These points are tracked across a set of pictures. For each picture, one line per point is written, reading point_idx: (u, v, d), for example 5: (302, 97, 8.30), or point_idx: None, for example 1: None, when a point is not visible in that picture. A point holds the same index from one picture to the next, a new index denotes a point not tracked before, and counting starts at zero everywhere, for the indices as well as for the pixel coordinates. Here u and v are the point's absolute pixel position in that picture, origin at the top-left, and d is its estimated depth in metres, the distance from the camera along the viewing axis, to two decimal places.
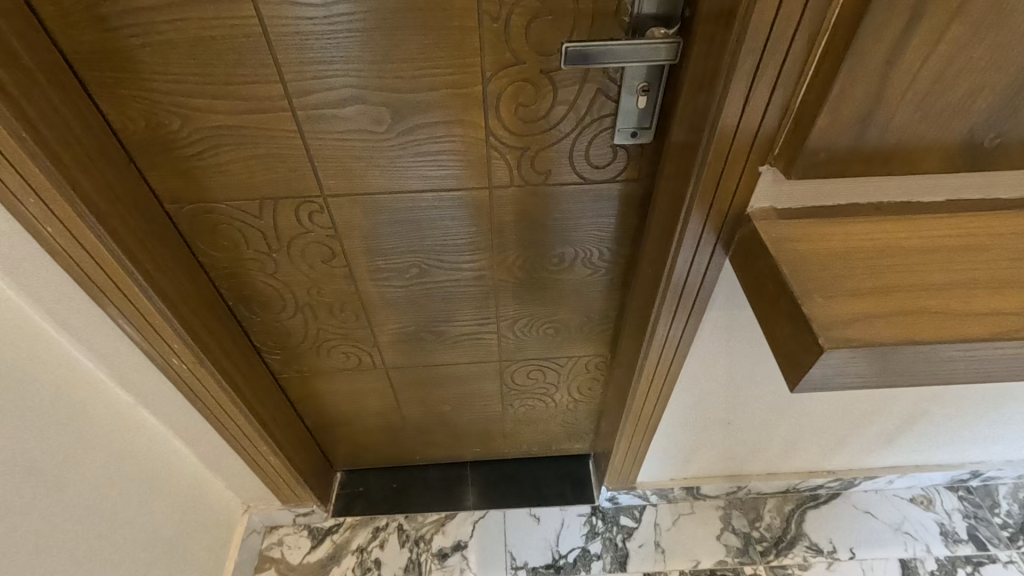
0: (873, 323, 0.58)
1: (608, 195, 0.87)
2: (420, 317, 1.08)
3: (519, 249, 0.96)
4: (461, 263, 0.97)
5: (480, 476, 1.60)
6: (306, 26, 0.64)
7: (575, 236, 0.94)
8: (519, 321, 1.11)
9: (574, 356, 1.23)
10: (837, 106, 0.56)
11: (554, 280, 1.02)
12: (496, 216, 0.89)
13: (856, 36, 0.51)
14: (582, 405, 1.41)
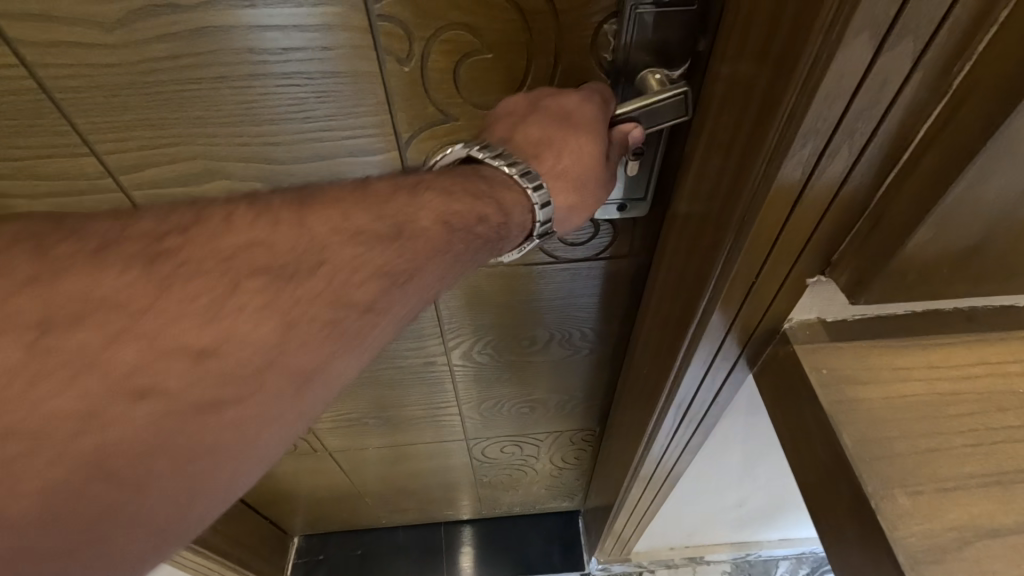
0: (993, 547, 0.37)
1: (590, 274, 0.67)
2: (362, 403, 0.88)
3: (478, 333, 0.75)
4: (402, 350, 0.77)
5: (455, 539, 1.41)
6: (103, 76, 0.42)
7: (548, 318, 0.73)
8: (486, 404, 0.91)
9: (555, 433, 1.03)
10: (951, 216, 0.34)
11: (525, 363, 0.82)
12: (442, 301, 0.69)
13: (1008, 116, 0.29)
14: (569, 471, 1.21)
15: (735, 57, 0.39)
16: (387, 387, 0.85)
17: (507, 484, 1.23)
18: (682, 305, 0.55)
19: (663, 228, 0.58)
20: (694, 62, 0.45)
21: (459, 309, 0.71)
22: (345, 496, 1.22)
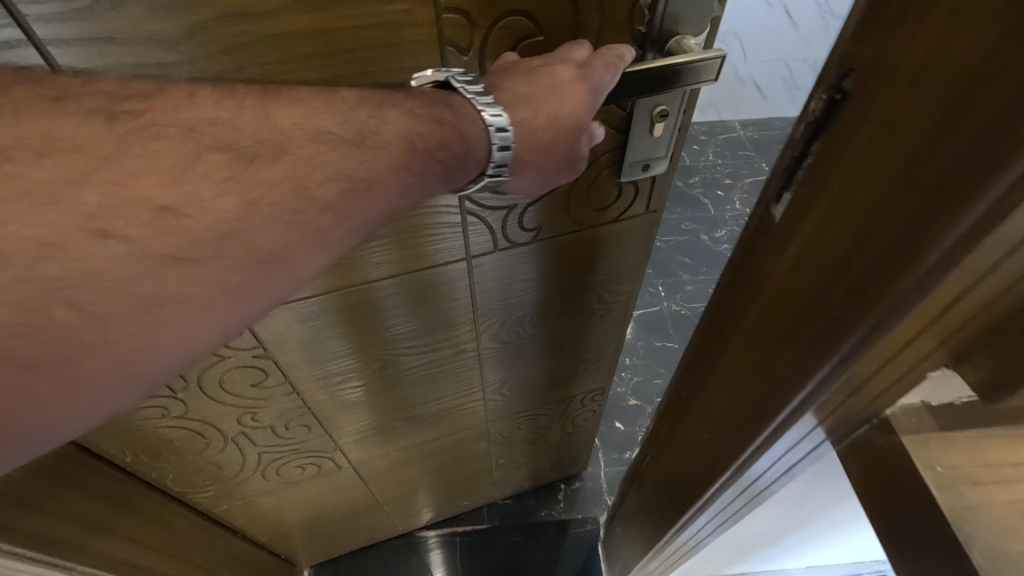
0: None
1: (598, 233, 0.77)
2: (387, 407, 0.89)
3: (502, 310, 0.81)
4: (431, 343, 0.81)
5: (467, 562, 1.30)
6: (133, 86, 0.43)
7: (563, 287, 0.83)
8: (506, 381, 0.97)
9: (564, 398, 1.09)
10: None
11: (542, 329, 0.89)
12: (477, 281, 0.74)
13: None
14: (580, 440, 1.25)
15: (869, 137, 0.34)
16: (415, 380, 0.87)
17: (522, 466, 1.25)
18: (749, 371, 0.52)
19: (731, 286, 0.53)
20: (806, 119, 0.39)
21: (487, 288, 0.76)
22: (363, 509, 1.17)
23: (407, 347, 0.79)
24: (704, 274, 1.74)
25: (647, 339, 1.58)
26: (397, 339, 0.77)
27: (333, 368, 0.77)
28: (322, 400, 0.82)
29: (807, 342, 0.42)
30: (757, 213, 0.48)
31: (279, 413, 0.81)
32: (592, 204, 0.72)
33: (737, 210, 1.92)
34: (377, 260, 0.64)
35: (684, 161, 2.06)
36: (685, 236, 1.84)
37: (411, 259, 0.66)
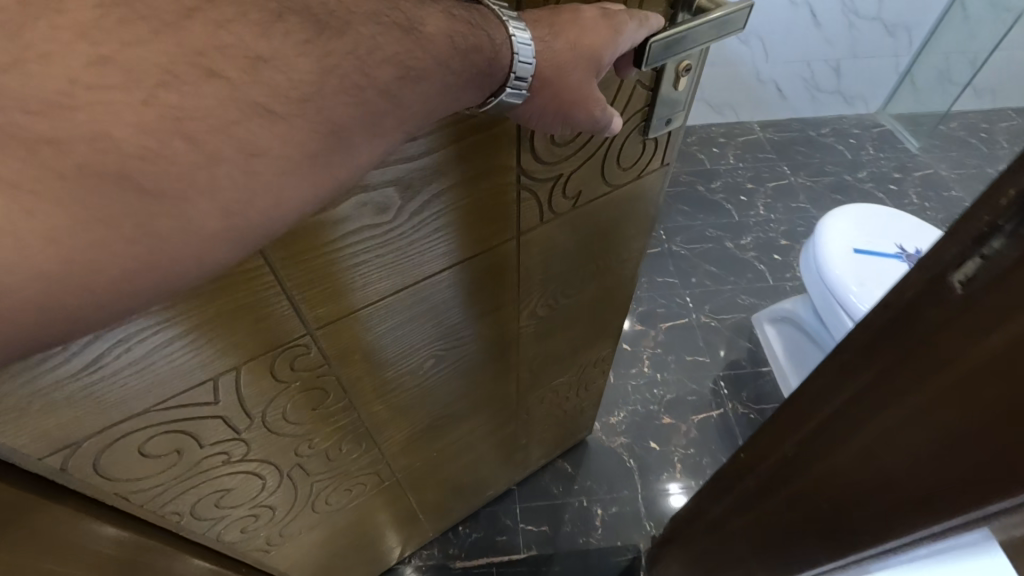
0: None
1: (627, 193, 0.75)
2: (434, 407, 0.84)
3: (543, 286, 0.78)
4: (480, 331, 0.77)
5: None
6: None
7: (597, 249, 0.80)
8: (541, 358, 0.93)
9: (585, 366, 1.06)
10: None
11: (573, 300, 0.86)
12: (525, 256, 0.71)
13: None
14: (591, 406, 1.21)
15: None
16: (460, 376, 0.82)
17: (547, 443, 1.20)
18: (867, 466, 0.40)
19: (853, 357, 0.41)
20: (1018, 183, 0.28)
21: (535, 262, 0.73)
22: (401, 522, 1.07)
23: (460, 340, 0.75)
24: (732, 282, 1.67)
25: (678, 354, 1.50)
26: (451, 334, 0.72)
27: (389, 375, 0.71)
28: (374, 412, 0.76)
29: (977, 461, 0.31)
30: (915, 277, 0.35)
31: (334, 432, 0.74)
32: (619, 163, 0.69)
33: (761, 215, 1.87)
34: (445, 251, 0.60)
35: (705, 166, 2.05)
36: (711, 243, 1.78)
37: (473, 245, 0.62)
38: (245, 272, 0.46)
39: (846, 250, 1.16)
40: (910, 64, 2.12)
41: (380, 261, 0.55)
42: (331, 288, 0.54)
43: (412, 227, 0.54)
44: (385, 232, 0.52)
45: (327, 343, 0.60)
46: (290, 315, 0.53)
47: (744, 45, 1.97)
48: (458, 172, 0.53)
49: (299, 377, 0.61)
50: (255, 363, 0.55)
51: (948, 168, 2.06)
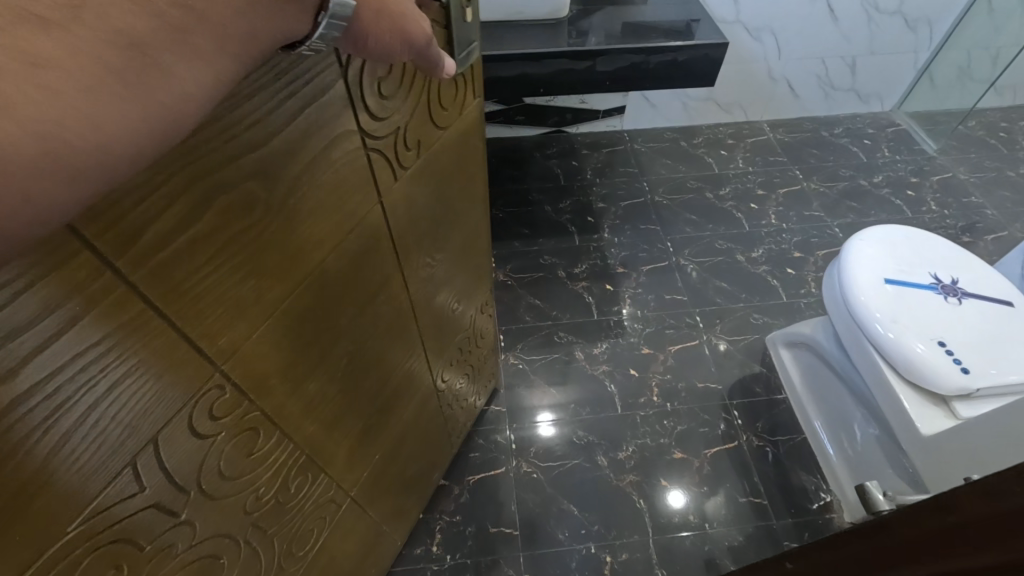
0: None
1: (455, 131, 0.77)
2: (363, 405, 0.80)
3: (418, 247, 0.78)
4: (380, 309, 0.74)
5: None
6: None
7: (450, 193, 0.82)
8: (437, 319, 0.94)
9: (473, 314, 1.10)
10: None
11: (446, 252, 0.88)
12: (394, 221, 0.70)
13: None
14: (486, 355, 1.26)
15: None
16: (376, 366, 0.79)
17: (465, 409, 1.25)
18: None
19: (978, 528, 0.32)
20: None
21: (404, 222, 0.72)
22: (370, 545, 1.02)
23: (364, 327, 0.72)
24: (744, 300, 1.59)
25: (689, 381, 1.42)
26: (354, 323, 0.70)
27: (312, 390, 0.67)
28: (310, 434, 0.70)
29: None
30: None
31: (278, 474, 0.68)
32: (439, 106, 0.70)
33: (773, 224, 1.78)
34: (322, 236, 0.57)
35: (713, 170, 1.95)
36: (720, 256, 1.69)
37: (345, 223, 0.60)
38: (126, 321, 0.40)
39: (877, 281, 1.07)
40: (929, 61, 2.00)
41: (263, 263, 0.51)
42: (224, 310, 0.49)
43: (282, 215, 0.50)
44: (256, 229, 0.48)
45: (240, 376, 0.54)
46: (191, 356, 0.47)
47: (758, 42, 1.85)
48: (310, 146, 0.50)
49: (224, 426, 0.55)
50: (171, 427, 0.49)
51: (967, 171, 1.96)
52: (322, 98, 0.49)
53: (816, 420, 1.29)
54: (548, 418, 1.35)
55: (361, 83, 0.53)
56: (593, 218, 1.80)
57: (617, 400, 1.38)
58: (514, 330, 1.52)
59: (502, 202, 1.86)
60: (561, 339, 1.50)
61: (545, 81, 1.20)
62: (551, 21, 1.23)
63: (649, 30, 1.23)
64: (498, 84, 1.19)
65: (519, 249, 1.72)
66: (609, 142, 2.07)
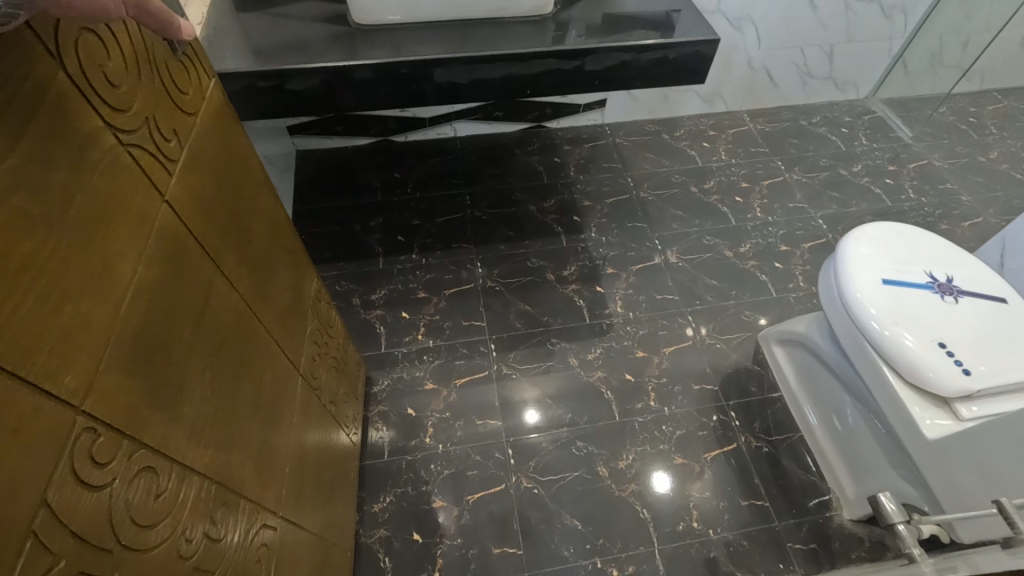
0: None
1: (212, 117, 0.69)
2: (255, 423, 0.71)
3: (228, 247, 0.69)
4: (226, 319, 0.66)
5: None
6: None
7: (242, 185, 0.74)
8: (286, 319, 0.85)
9: (314, 304, 0.99)
10: None
11: (258, 247, 0.78)
12: (191, 221, 0.61)
13: None
14: (350, 350, 1.21)
15: None
16: (245, 377, 0.69)
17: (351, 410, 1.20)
18: None
19: None
20: None
21: (205, 223, 0.64)
22: (320, 563, 0.93)
23: (214, 339, 0.63)
24: (734, 298, 1.57)
25: (685, 383, 1.40)
26: (202, 334, 0.60)
27: (191, 413, 0.57)
28: (215, 462, 0.61)
29: None
30: None
31: (204, 511, 0.58)
32: (180, 92, 0.62)
33: (758, 217, 1.77)
34: (121, 246, 0.49)
35: (697, 163, 1.93)
36: (708, 252, 1.68)
37: (138, 227, 0.51)
38: None
39: (876, 282, 1.07)
40: (903, 49, 2.01)
41: (68, 285, 0.43)
42: (48, 344, 0.40)
43: (63, 230, 0.43)
44: (44, 248, 0.41)
45: (104, 413, 0.45)
46: (37, 403, 0.39)
47: (738, 31, 1.83)
48: (63, 150, 0.44)
49: (116, 472, 0.46)
50: (58, 485, 0.40)
51: (941, 158, 1.99)
52: (50, 95, 0.43)
53: (811, 416, 1.30)
54: (537, 419, 1.33)
55: (85, 71, 0.47)
56: (579, 217, 1.76)
57: (615, 408, 1.36)
58: (506, 339, 1.47)
59: (485, 202, 1.80)
60: (555, 346, 1.46)
61: (531, 82, 1.14)
62: (535, 17, 1.16)
63: (637, 24, 1.18)
64: (481, 87, 1.13)
65: (505, 252, 1.66)
66: (590, 136, 2.02)
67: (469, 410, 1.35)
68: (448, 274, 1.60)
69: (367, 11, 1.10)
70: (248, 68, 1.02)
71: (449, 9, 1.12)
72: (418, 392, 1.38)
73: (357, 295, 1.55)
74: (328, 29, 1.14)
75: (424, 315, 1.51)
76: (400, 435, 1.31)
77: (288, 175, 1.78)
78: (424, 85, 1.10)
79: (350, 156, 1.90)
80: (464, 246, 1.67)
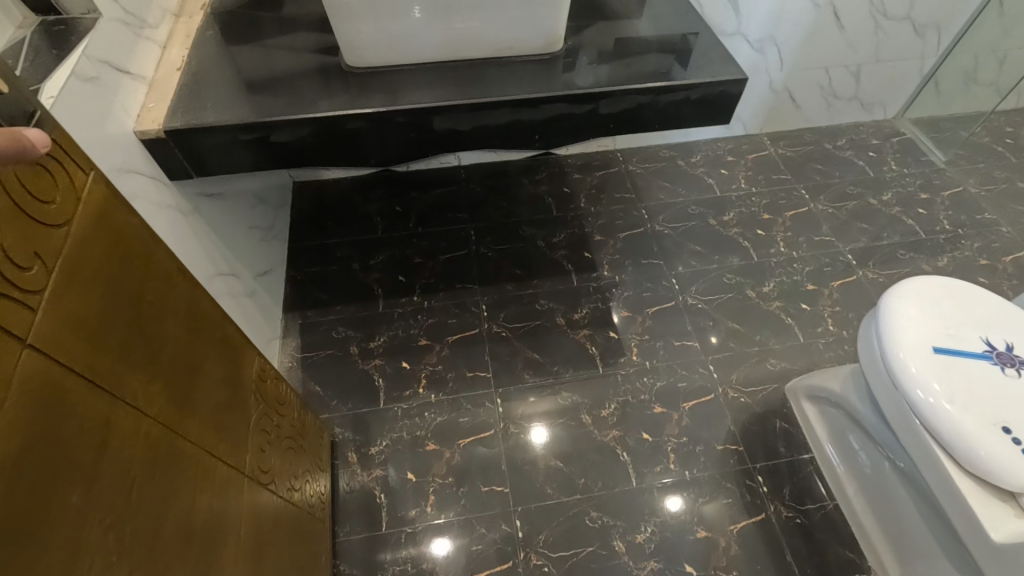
0: None
1: (100, 212, 0.54)
2: (184, 562, 0.58)
3: (134, 365, 0.55)
4: (136, 457, 0.53)
5: None
6: None
7: (150, 293, 0.60)
8: (219, 421, 0.72)
9: (254, 388, 0.86)
10: None
11: (178, 350, 0.64)
12: (76, 354, 0.47)
13: None
14: (309, 415, 1.13)
15: None
16: (168, 514, 0.56)
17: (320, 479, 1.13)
18: None
19: None
20: None
21: (99, 348, 0.50)
22: None
23: (120, 489, 0.50)
24: (759, 344, 1.47)
25: (707, 443, 1.30)
26: (103, 490, 0.47)
27: None
28: None
29: None
30: None
31: None
32: (45, 201, 0.47)
33: (783, 253, 1.66)
34: None
35: (716, 193, 1.82)
36: (729, 292, 1.57)
37: None
38: None
39: (929, 350, 0.96)
40: (935, 68, 1.88)
41: None
42: None
43: None
44: None
45: None
46: None
47: (759, 53, 1.72)
48: None
49: None
50: None
51: (977, 184, 1.86)
52: None
53: (846, 482, 1.20)
54: (542, 438, 1.30)
55: None
56: (590, 254, 1.66)
57: (632, 472, 1.26)
58: (513, 391, 1.38)
59: (490, 238, 1.70)
60: (566, 400, 1.36)
61: (540, 127, 1.04)
62: (544, 55, 1.06)
63: (658, 58, 1.07)
64: (485, 133, 1.03)
65: (512, 292, 1.57)
66: (601, 164, 1.92)
67: (473, 474, 1.25)
68: (451, 318, 1.51)
69: (360, 53, 1.00)
70: (229, 119, 0.93)
71: (450, 49, 1.02)
72: (418, 453, 1.28)
73: (355, 343, 1.46)
74: (318, 70, 1.04)
75: (425, 365, 1.42)
76: (400, 504, 1.22)
77: (284, 210, 1.69)
78: (424, 134, 1.01)
79: (350, 187, 1.81)
80: (468, 287, 1.58)
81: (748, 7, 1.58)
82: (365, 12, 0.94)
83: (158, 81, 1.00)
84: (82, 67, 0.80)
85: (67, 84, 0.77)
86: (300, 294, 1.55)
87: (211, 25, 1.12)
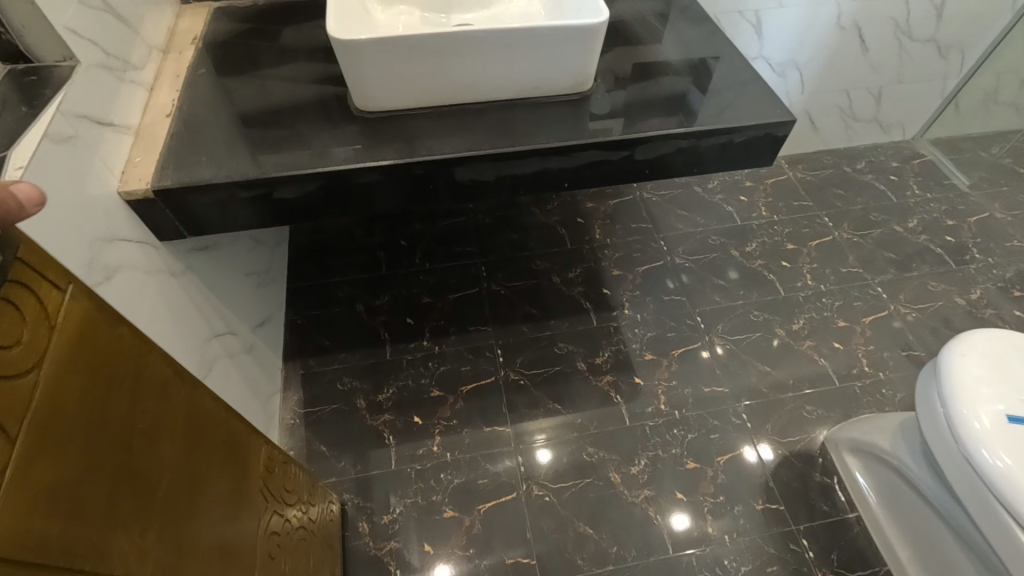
0: None
1: (80, 334, 0.44)
2: None
3: (120, 522, 0.45)
4: None
5: None
6: None
7: (141, 418, 0.50)
8: (223, 545, 0.61)
9: (262, 485, 0.76)
10: None
11: (176, 477, 0.54)
12: (46, 539, 0.37)
13: None
14: (317, 491, 1.02)
15: None
16: None
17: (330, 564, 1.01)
18: None
19: None
20: None
21: (76, 518, 0.40)
22: None
23: None
24: (792, 388, 1.38)
25: (745, 503, 1.21)
26: None
27: None
28: None
29: None
30: None
31: None
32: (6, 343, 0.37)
33: (810, 286, 1.58)
34: None
35: (736, 222, 1.74)
36: (757, 331, 1.48)
37: None
38: None
39: (998, 414, 0.88)
40: (956, 89, 1.83)
41: None
42: None
43: None
44: None
45: None
46: None
47: (780, 77, 1.64)
48: None
49: None
50: None
51: (1002, 209, 1.80)
52: None
53: (899, 547, 1.12)
54: (553, 470, 1.24)
55: None
56: (609, 290, 1.57)
57: (667, 538, 1.16)
58: (535, 447, 1.28)
59: (502, 273, 1.60)
60: (592, 457, 1.27)
61: (570, 174, 0.95)
62: (573, 95, 0.97)
63: (679, 86, 0.99)
64: (511, 182, 0.93)
65: (528, 335, 1.47)
66: (615, 191, 1.83)
67: (496, 544, 1.15)
68: (465, 365, 1.41)
69: (370, 96, 0.90)
70: (228, 176, 0.82)
71: (470, 91, 0.92)
72: (435, 521, 1.18)
73: (362, 396, 1.35)
74: (324, 113, 0.94)
75: (439, 420, 1.32)
76: None
77: (282, 247, 1.58)
78: (443, 185, 0.91)
79: (350, 220, 1.70)
80: (481, 329, 1.48)
81: (770, 30, 1.51)
82: (377, 53, 0.84)
83: (144, 130, 0.89)
84: (58, 125, 0.69)
85: (41, 146, 0.65)
86: (300, 341, 1.45)
87: (203, 63, 1.01)
